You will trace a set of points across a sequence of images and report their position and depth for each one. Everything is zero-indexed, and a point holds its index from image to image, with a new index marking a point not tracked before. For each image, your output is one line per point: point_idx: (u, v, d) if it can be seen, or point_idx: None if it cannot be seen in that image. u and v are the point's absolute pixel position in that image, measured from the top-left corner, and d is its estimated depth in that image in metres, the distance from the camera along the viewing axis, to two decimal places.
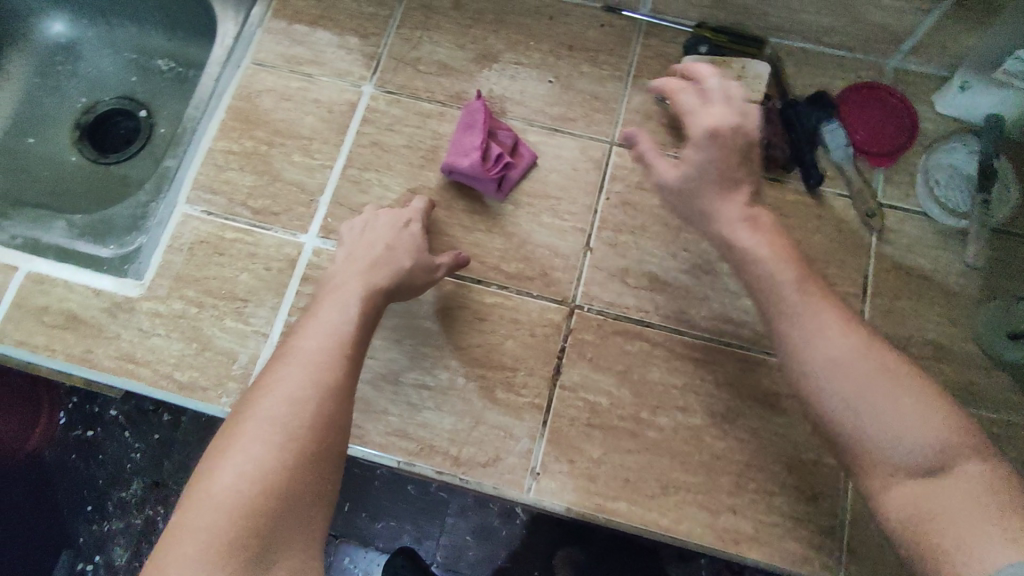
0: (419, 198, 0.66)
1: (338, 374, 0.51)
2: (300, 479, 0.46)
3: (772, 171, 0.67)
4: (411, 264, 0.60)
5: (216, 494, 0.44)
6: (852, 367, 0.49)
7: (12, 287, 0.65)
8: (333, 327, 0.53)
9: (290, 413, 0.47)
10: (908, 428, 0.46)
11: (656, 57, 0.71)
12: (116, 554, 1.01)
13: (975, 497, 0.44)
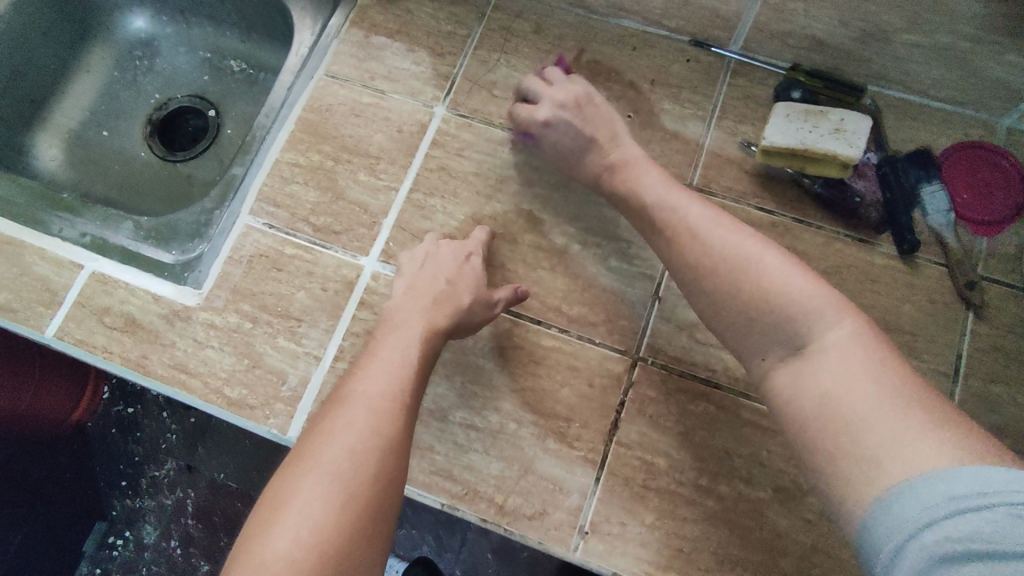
0: (479, 229, 0.64)
1: (397, 424, 0.51)
2: (358, 537, 0.45)
3: (860, 232, 0.63)
4: (472, 302, 0.59)
5: (274, 558, 0.42)
6: (695, 251, 0.53)
7: (77, 285, 0.66)
8: (393, 374, 0.53)
9: (351, 469, 0.47)
10: (785, 304, 0.46)
11: (744, 98, 0.67)
12: (147, 531, 1.15)
13: (858, 370, 0.42)
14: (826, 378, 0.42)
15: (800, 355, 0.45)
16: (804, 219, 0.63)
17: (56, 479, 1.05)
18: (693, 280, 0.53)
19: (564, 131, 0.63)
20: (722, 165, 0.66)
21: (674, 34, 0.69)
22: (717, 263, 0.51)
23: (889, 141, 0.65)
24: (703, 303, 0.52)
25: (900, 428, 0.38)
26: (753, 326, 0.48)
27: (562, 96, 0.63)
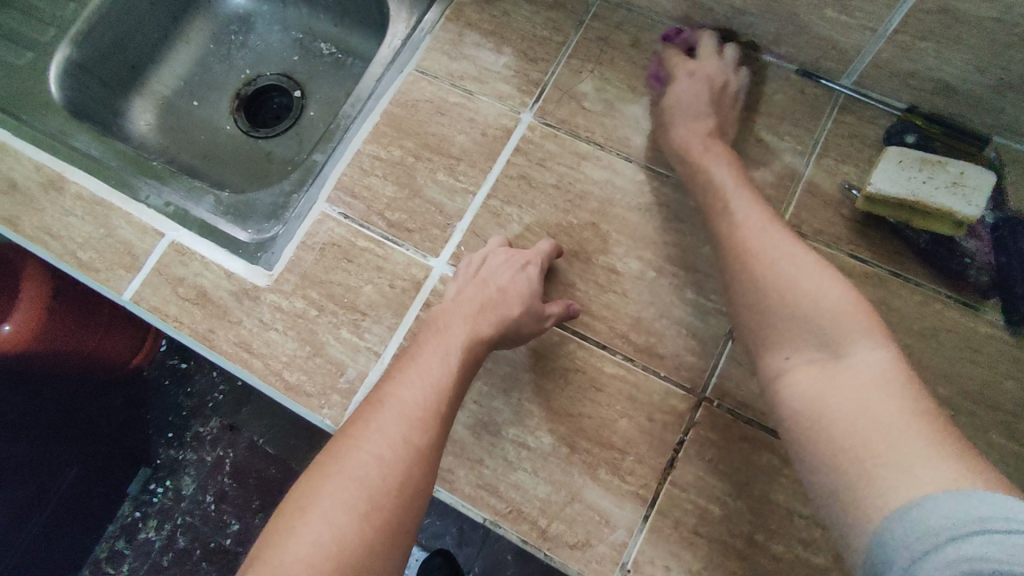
0: (545, 241, 0.62)
1: (429, 436, 0.50)
2: (374, 550, 0.44)
3: (964, 295, 0.58)
4: (521, 313, 0.58)
5: (291, 560, 0.42)
6: (746, 251, 0.53)
7: (156, 252, 0.68)
8: (431, 379, 0.53)
9: (378, 477, 0.46)
10: (826, 316, 0.46)
11: (850, 137, 0.64)
12: (185, 483, 1.19)
13: (884, 391, 0.41)
14: (847, 392, 0.42)
15: (825, 365, 0.45)
16: (901, 272, 0.59)
17: (114, 420, 1.11)
18: (737, 281, 0.53)
19: (697, 88, 0.63)
20: (817, 206, 0.62)
21: (781, 60, 0.66)
22: (767, 268, 0.51)
23: (1010, 200, 0.59)
24: (741, 302, 0.52)
25: (913, 454, 0.37)
26: (784, 328, 0.48)
27: (715, 69, 0.64)
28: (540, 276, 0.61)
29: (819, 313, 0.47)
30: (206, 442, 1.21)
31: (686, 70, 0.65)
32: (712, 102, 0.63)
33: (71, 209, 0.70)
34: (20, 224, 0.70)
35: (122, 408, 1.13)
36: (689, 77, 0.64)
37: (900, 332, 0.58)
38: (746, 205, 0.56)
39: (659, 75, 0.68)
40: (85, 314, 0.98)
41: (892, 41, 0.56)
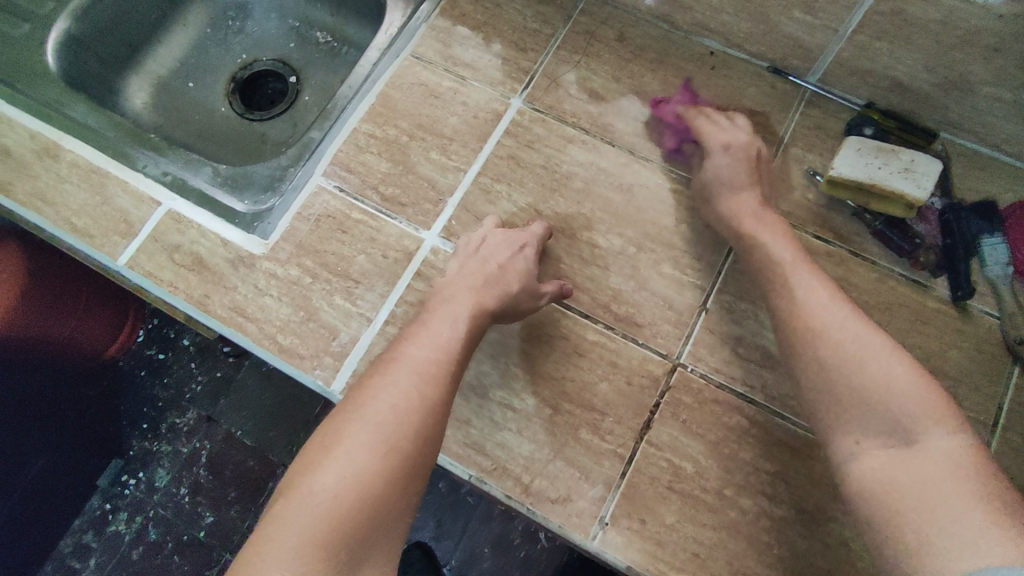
0: (539, 223, 0.66)
1: (441, 391, 0.53)
2: (391, 488, 0.47)
3: (914, 273, 0.63)
4: (519, 289, 0.61)
5: (317, 492, 0.45)
6: (815, 323, 0.54)
7: (152, 220, 0.70)
8: (442, 340, 0.55)
9: (394, 423, 0.49)
10: (902, 398, 0.48)
11: (815, 129, 0.69)
12: (158, 474, 1.38)
13: (962, 480, 0.43)
14: (924, 476, 0.44)
15: (899, 447, 0.47)
16: (860, 252, 0.64)
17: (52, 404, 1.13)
18: (802, 351, 0.54)
19: (733, 161, 0.64)
20: (784, 190, 0.67)
21: (753, 58, 0.71)
22: (839, 342, 0.52)
23: (955, 188, 0.65)
24: (802, 373, 0.54)
25: (992, 539, 0.39)
26: (850, 404, 0.50)
27: (742, 138, 0.66)
28: (535, 258, 0.64)
29: (890, 392, 0.48)
30: (182, 433, 1.41)
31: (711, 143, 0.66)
32: (751, 171, 0.64)
33: (67, 177, 0.72)
34: (13, 189, 0.71)
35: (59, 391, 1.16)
36: (716, 151, 0.65)
37: (860, 305, 0.63)
38: (801, 267, 0.58)
39: (679, 148, 0.70)
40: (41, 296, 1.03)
41: (852, 41, 0.61)
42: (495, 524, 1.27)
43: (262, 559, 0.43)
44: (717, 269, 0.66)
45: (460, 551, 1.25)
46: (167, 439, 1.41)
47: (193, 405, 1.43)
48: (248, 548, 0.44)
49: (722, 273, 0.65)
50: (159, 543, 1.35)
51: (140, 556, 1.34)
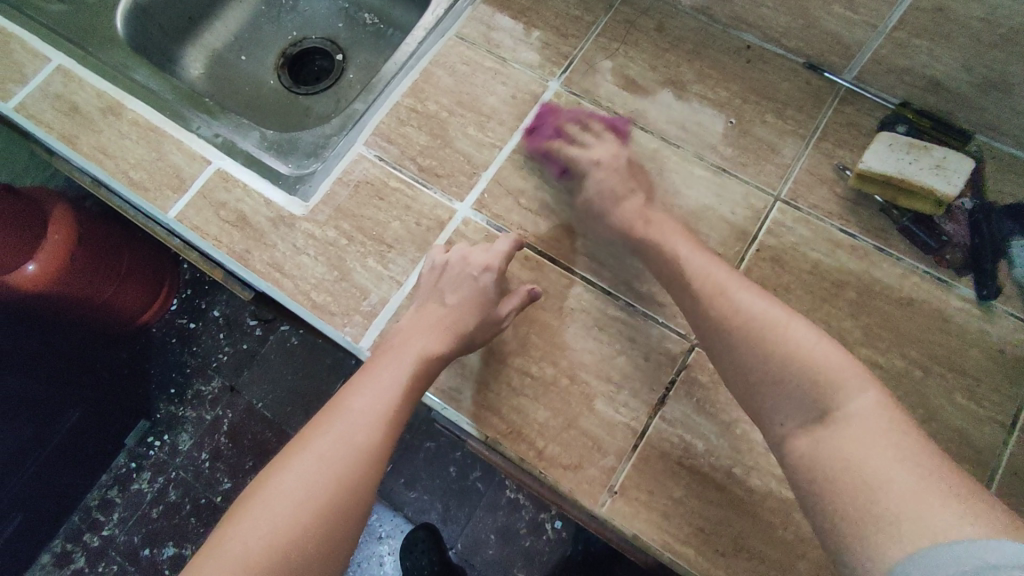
0: (506, 240, 0.66)
1: (371, 444, 0.57)
2: (306, 536, 0.53)
3: (938, 270, 0.64)
4: (475, 326, 0.62)
5: (241, 537, 0.53)
6: (719, 306, 0.56)
7: (201, 178, 0.74)
8: (379, 392, 0.59)
9: (317, 474, 0.55)
10: (806, 369, 0.50)
11: (847, 125, 0.70)
12: (182, 438, 1.44)
13: (879, 436, 0.45)
14: (845, 440, 0.46)
15: (821, 419, 0.49)
16: (885, 247, 0.65)
17: (65, 355, 1.21)
18: (713, 338, 0.56)
19: (610, 173, 0.68)
20: (813, 183, 0.68)
21: (790, 53, 0.72)
22: (743, 322, 0.54)
23: (986, 190, 0.65)
24: (718, 356, 0.56)
25: (919, 498, 0.41)
26: (769, 382, 0.52)
27: (612, 151, 0.70)
28: (498, 279, 0.64)
29: (803, 367, 0.50)
30: (207, 401, 1.46)
31: (580, 156, 0.69)
32: (629, 179, 0.68)
33: (127, 133, 0.76)
34: (77, 142, 0.76)
35: (72, 345, 1.24)
36: (592, 168, 0.69)
37: (880, 300, 0.64)
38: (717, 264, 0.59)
39: (565, 173, 0.71)
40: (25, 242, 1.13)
41: (889, 37, 0.62)
42: (500, 514, 1.37)
43: None
44: (740, 255, 0.67)
45: (466, 536, 1.37)
46: (192, 405, 1.46)
47: (219, 372, 1.48)
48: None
49: (745, 259, 0.66)
50: (177, 504, 1.40)
51: (158, 514, 1.39)
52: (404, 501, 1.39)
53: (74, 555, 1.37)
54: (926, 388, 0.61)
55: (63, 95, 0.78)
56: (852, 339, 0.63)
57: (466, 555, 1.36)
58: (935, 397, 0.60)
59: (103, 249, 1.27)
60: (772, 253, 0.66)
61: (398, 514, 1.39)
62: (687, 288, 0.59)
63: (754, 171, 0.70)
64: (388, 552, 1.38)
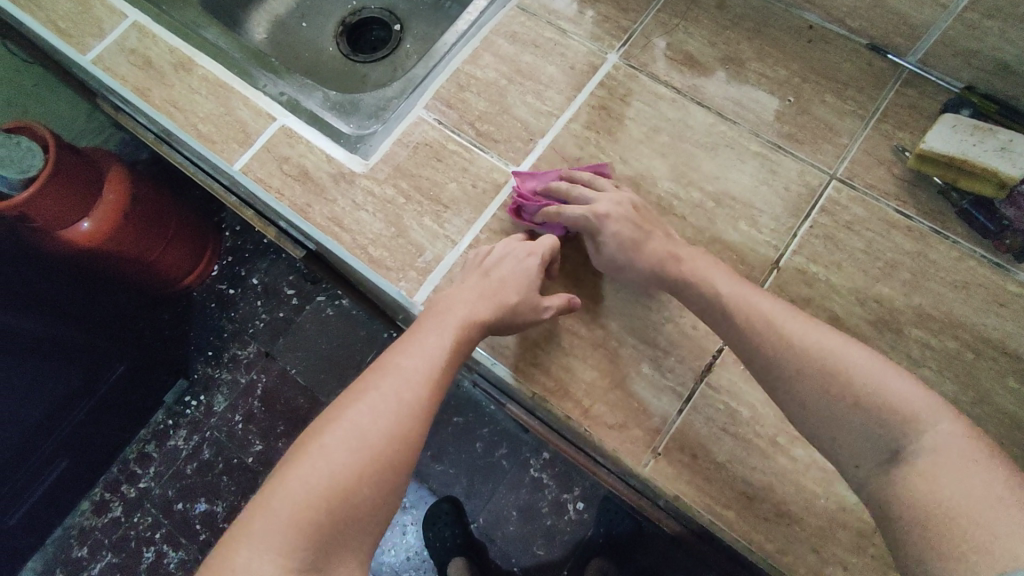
0: (548, 237, 0.66)
1: (422, 400, 0.57)
2: (361, 487, 0.52)
3: (995, 254, 0.64)
4: (519, 300, 0.62)
5: (292, 486, 0.51)
6: (775, 338, 0.54)
7: (267, 133, 0.76)
8: (430, 350, 0.59)
9: (371, 427, 0.54)
10: (872, 404, 0.49)
11: (908, 107, 0.70)
12: (218, 399, 1.49)
13: (964, 470, 0.44)
14: (927, 472, 0.45)
15: (899, 450, 0.47)
16: (942, 230, 0.65)
17: (111, 311, 1.27)
18: (774, 374, 0.54)
19: (622, 223, 0.62)
20: (870, 163, 0.68)
21: (853, 34, 0.72)
22: (805, 354, 0.52)
23: None
24: (781, 390, 0.54)
25: (1012, 528, 0.40)
26: (845, 414, 0.50)
27: (618, 198, 0.65)
28: (540, 268, 0.64)
29: (874, 392, 0.49)
30: (242, 365, 1.51)
31: (583, 215, 0.64)
32: (642, 223, 0.63)
33: (197, 88, 0.79)
34: (150, 95, 0.79)
35: (113, 301, 1.28)
36: (603, 221, 0.63)
37: (934, 281, 0.64)
38: (765, 296, 0.57)
39: (566, 230, 0.68)
40: (84, 198, 1.18)
41: (959, 18, 0.62)
42: (523, 493, 1.39)
43: (240, 539, 0.50)
44: (793, 231, 0.67)
45: (489, 511, 1.39)
46: (229, 367, 1.51)
47: (256, 338, 1.53)
48: (232, 537, 0.50)
49: (798, 235, 0.67)
50: (211, 461, 1.45)
51: (193, 471, 1.44)
52: (430, 473, 1.42)
53: (111, 504, 1.42)
54: (978, 370, 0.61)
55: (138, 50, 0.81)
56: (904, 318, 0.63)
57: (487, 531, 1.38)
58: (986, 379, 0.60)
59: (154, 213, 1.32)
60: (825, 230, 0.67)
61: (423, 485, 1.41)
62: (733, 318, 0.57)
63: (810, 149, 0.70)
64: (412, 522, 1.40)
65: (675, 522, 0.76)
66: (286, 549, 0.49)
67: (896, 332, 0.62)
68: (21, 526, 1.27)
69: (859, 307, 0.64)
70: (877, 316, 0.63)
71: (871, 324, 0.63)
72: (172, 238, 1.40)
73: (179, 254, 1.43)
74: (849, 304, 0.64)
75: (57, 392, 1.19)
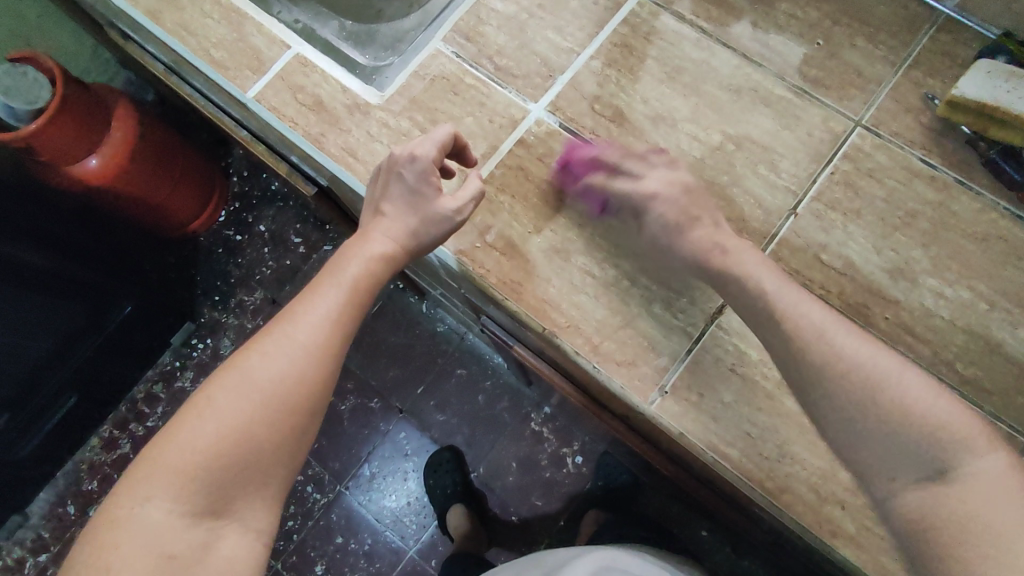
0: (443, 132, 0.62)
1: (318, 342, 0.56)
2: (253, 428, 0.53)
3: (1020, 207, 0.63)
4: (418, 224, 0.61)
5: (183, 432, 0.52)
6: (820, 354, 0.50)
7: (281, 61, 0.75)
8: (329, 296, 0.58)
9: (261, 373, 0.54)
10: (920, 432, 0.46)
11: (940, 54, 0.68)
12: (224, 343, 1.50)
13: (1006, 501, 0.43)
14: (966, 497, 0.44)
15: (941, 476, 0.46)
16: (966, 180, 0.64)
17: (116, 251, 1.29)
18: (817, 390, 0.50)
19: (670, 206, 0.60)
20: (897, 111, 0.67)
21: None
22: (848, 375, 0.49)
23: None
24: (825, 411, 0.50)
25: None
26: (890, 438, 0.47)
27: (666, 177, 0.62)
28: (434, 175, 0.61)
29: (924, 416, 0.47)
30: (248, 310, 1.51)
31: (632, 190, 0.62)
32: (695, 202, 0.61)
33: (209, 13, 0.77)
34: (162, 19, 0.77)
35: (116, 241, 1.29)
36: (651, 200, 0.61)
37: (954, 231, 0.63)
38: (811, 303, 0.54)
39: (606, 207, 0.65)
40: (92, 135, 1.17)
41: None
42: (523, 445, 1.41)
43: (131, 482, 0.51)
44: (814, 177, 0.66)
45: (488, 462, 1.41)
46: (235, 312, 1.51)
47: (262, 285, 1.53)
48: (125, 480, 0.51)
49: (818, 182, 0.66)
50: None
51: None
52: (431, 423, 1.44)
53: (119, 441, 1.45)
54: (990, 321, 0.60)
55: None
56: (920, 267, 0.62)
57: (487, 481, 1.40)
58: (998, 330, 0.60)
59: (163, 153, 1.30)
60: (846, 177, 0.66)
61: (424, 434, 1.44)
62: (773, 327, 0.54)
63: (836, 95, 0.68)
64: (413, 469, 1.42)
65: (675, 465, 0.77)
66: (175, 488, 0.50)
67: (911, 282, 0.62)
68: (33, 458, 1.30)
69: (875, 255, 0.63)
70: (894, 265, 0.63)
71: (887, 273, 0.62)
72: (181, 180, 1.39)
73: (187, 197, 1.42)
74: (866, 252, 0.63)
75: (63, 324, 1.20)
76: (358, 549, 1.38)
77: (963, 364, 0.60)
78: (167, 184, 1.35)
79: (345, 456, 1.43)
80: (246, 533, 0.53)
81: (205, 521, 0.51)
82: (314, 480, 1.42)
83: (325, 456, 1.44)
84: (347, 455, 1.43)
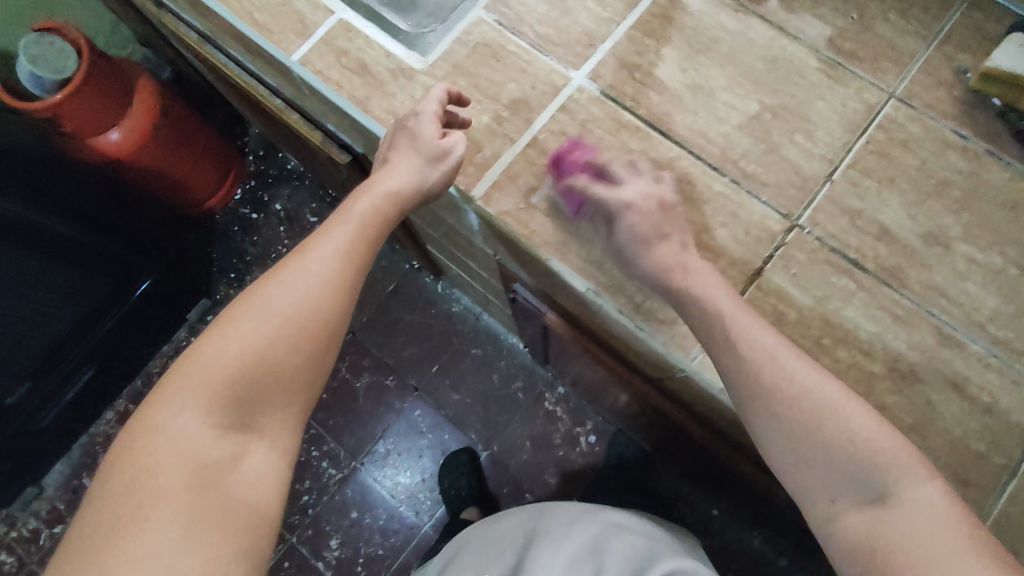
0: (438, 89, 0.67)
1: (340, 273, 0.59)
2: (279, 350, 0.55)
3: None
4: (425, 167, 0.65)
5: (210, 351, 0.54)
6: (768, 380, 0.54)
7: (325, 25, 0.76)
8: (346, 231, 0.61)
9: (282, 298, 0.56)
10: (862, 455, 0.51)
11: (973, 29, 0.70)
12: None
13: (938, 526, 0.48)
14: (903, 524, 0.49)
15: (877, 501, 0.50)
16: (997, 151, 0.66)
17: (139, 224, 1.29)
18: (764, 419, 0.54)
19: (643, 216, 0.61)
20: (930, 84, 0.69)
21: None
22: (793, 401, 0.53)
23: None
24: (769, 437, 0.54)
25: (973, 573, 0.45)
26: (831, 465, 0.52)
27: (649, 190, 0.63)
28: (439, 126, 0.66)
29: (859, 440, 0.51)
30: None
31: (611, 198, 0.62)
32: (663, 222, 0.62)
33: None
34: None
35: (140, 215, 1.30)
36: (625, 209, 0.62)
37: (985, 200, 0.65)
38: (764, 331, 0.56)
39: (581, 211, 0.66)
40: (114, 108, 1.17)
41: None
42: (537, 424, 1.43)
43: (161, 398, 0.53)
44: (849, 146, 0.68)
45: (503, 440, 1.43)
46: None
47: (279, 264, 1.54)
48: (153, 395, 0.53)
49: (853, 150, 0.67)
50: None
51: None
52: (447, 401, 1.45)
53: None
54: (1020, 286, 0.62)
55: None
56: (953, 234, 0.64)
57: (502, 459, 1.42)
58: None
59: (184, 129, 1.31)
60: (881, 146, 0.67)
61: (439, 412, 1.45)
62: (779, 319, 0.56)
63: (871, 67, 0.70)
64: (429, 445, 1.43)
65: (704, 427, 0.79)
66: (205, 403, 0.53)
67: (943, 248, 0.64)
68: (53, 428, 1.31)
69: (909, 221, 0.65)
70: (927, 231, 0.64)
71: (921, 239, 0.64)
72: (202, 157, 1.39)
73: (207, 174, 1.43)
74: (900, 219, 0.65)
75: (88, 295, 1.21)
76: (374, 524, 1.39)
77: (994, 327, 0.62)
78: (187, 160, 1.35)
79: (360, 433, 1.45)
80: (271, 450, 0.56)
81: (233, 435, 0.54)
82: (329, 455, 1.43)
83: (340, 433, 1.45)
84: (361, 432, 1.45)
